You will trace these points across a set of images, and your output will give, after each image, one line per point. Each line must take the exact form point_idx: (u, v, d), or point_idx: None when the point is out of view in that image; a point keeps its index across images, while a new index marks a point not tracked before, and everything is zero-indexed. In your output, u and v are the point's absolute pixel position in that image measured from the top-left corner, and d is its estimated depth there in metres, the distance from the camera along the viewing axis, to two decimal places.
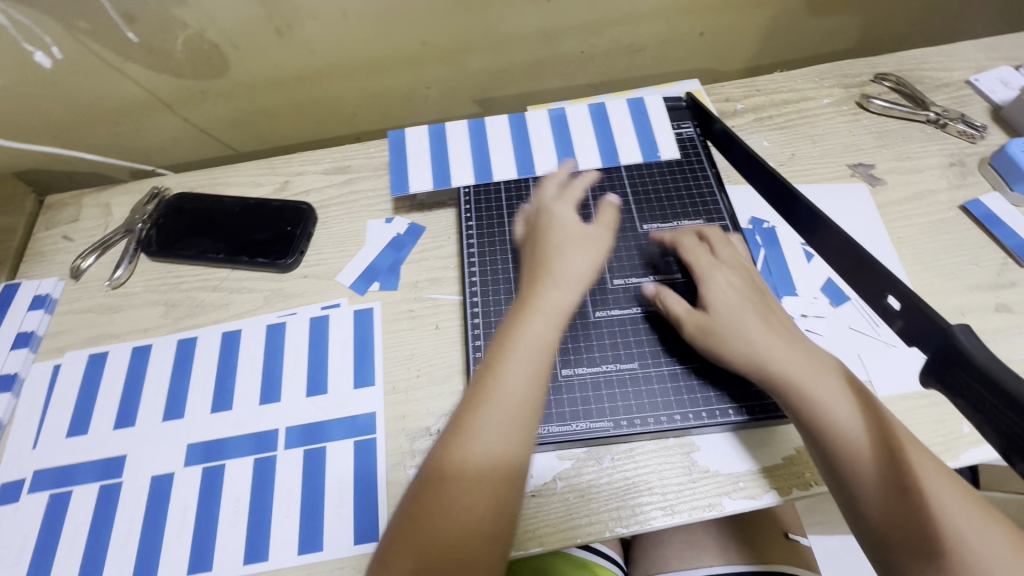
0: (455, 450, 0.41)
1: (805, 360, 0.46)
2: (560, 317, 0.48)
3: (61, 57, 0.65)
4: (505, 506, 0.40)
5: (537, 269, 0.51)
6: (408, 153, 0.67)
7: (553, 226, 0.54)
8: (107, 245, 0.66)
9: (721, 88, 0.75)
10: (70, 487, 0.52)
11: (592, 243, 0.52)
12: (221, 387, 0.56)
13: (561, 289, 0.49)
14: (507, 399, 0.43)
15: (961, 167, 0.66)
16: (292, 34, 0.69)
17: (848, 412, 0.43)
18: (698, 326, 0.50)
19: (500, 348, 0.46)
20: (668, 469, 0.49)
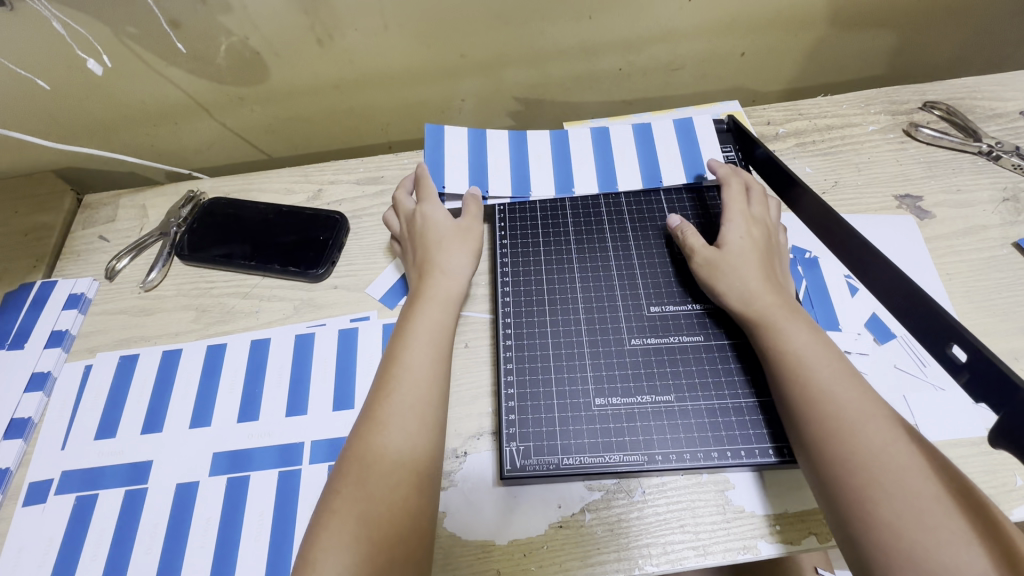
0: (369, 429, 0.45)
1: (790, 322, 0.47)
2: (451, 302, 0.54)
3: (110, 66, 0.66)
4: (421, 471, 0.44)
5: (423, 266, 0.56)
6: (445, 150, 0.67)
7: (429, 227, 0.58)
8: (142, 246, 0.67)
9: (762, 111, 0.74)
10: (97, 490, 0.52)
11: (463, 239, 0.58)
12: (249, 395, 0.56)
13: (447, 279, 0.55)
14: (414, 375, 0.47)
15: (1015, 202, 0.63)
16: (332, 44, 0.69)
17: (827, 377, 0.43)
18: (707, 259, 0.54)
19: (400, 339, 0.50)
20: (701, 507, 0.48)
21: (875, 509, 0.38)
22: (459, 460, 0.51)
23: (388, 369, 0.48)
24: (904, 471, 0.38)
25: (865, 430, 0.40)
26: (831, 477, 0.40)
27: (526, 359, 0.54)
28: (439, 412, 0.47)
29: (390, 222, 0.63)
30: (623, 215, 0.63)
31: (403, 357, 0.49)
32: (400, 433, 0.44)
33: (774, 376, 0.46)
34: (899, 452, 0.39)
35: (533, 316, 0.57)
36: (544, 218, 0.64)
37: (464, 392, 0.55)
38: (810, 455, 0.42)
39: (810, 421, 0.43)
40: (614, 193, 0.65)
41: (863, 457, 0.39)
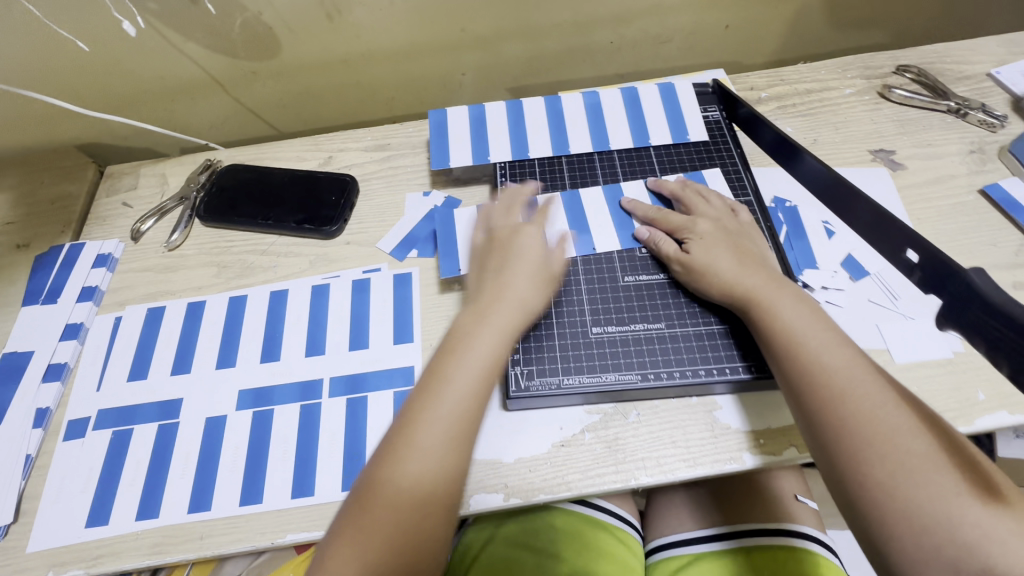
0: (398, 454, 0.44)
1: (784, 296, 0.50)
2: (511, 331, 0.51)
3: (144, 27, 0.69)
4: (433, 511, 0.43)
5: (493, 277, 0.54)
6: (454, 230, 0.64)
7: (516, 248, 0.56)
8: (164, 210, 0.71)
9: (746, 78, 0.78)
10: (131, 426, 0.56)
11: (539, 277, 0.55)
12: (270, 340, 0.60)
13: (513, 309, 0.52)
14: (449, 412, 0.46)
15: (981, 154, 0.68)
16: (341, 19, 0.73)
17: (819, 347, 0.46)
18: (683, 265, 0.55)
19: (444, 360, 0.49)
20: (691, 425, 0.52)
21: (871, 470, 0.40)
22: None
23: (430, 385, 0.47)
24: (898, 432, 0.41)
25: (857, 394, 0.43)
26: (828, 443, 0.43)
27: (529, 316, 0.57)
28: (460, 453, 0.45)
29: (473, 242, 0.60)
30: (615, 169, 0.66)
31: (447, 376, 0.47)
32: (417, 469, 0.43)
33: (768, 347, 0.48)
34: (893, 414, 0.42)
35: None
36: (541, 172, 0.67)
37: None
38: (807, 421, 0.45)
39: (804, 390, 0.45)
40: (607, 150, 0.68)
41: (856, 421, 0.42)
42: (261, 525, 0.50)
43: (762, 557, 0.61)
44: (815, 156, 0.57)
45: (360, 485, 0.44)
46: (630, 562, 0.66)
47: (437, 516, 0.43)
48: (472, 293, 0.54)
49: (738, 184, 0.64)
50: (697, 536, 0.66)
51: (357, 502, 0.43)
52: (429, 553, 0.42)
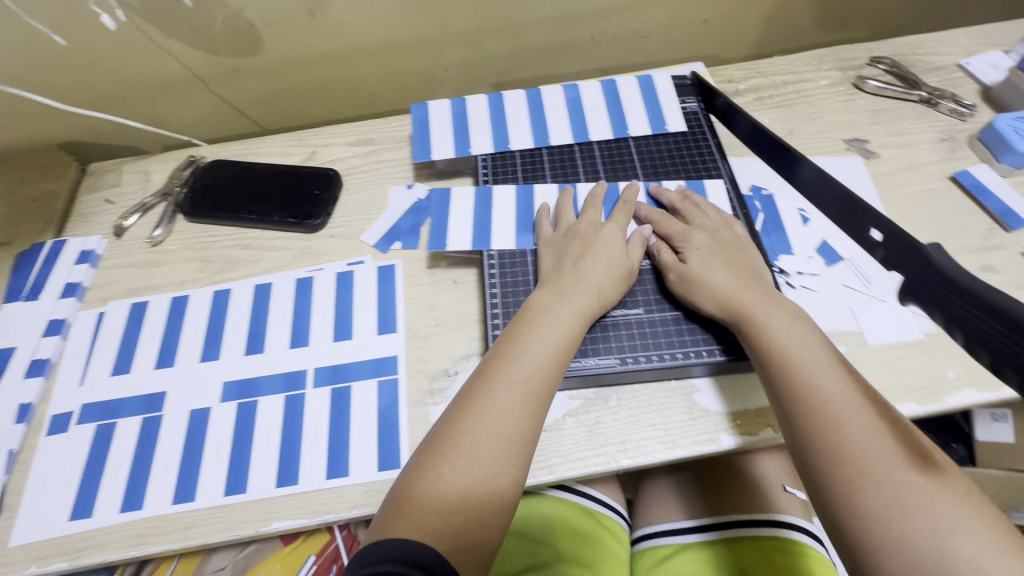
0: (468, 418, 0.45)
1: (781, 317, 0.49)
2: (587, 313, 0.52)
3: (124, 20, 0.69)
4: (503, 469, 0.44)
5: (573, 263, 0.55)
6: (452, 207, 0.64)
7: (596, 238, 0.57)
8: (147, 206, 0.71)
9: (724, 70, 0.79)
10: (114, 419, 0.56)
11: (621, 267, 0.55)
12: (254, 333, 0.61)
13: (592, 293, 0.53)
14: (513, 381, 0.47)
15: (951, 142, 0.70)
16: (323, 15, 0.74)
17: (816, 372, 0.46)
18: (679, 275, 0.55)
19: (519, 331, 0.51)
20: (670, 408, 0.53)
21: (863, 498, 0.40)
22: (450, 378, 0.56)
23: (504, 349, 0.49)
24: (892, 461, 0.40)
25: (849, 420, 0.43)
26: (818, 468, 0.42)
27: (510, 310, 0.57)
28: (533, 415, 0.46)
29: (543, 230, 0.60)
30: (595, 160, 0.67)
31: (522, 343, 0.49)
32: (491, 426, 0.45)
33: (763, 371, 0.48)
34: (888, 444, 0.41)
35: (518, 268, 0.60)
36: (523, 163, 0.68)
37: (454, 320, 0.60)
38: (798, 444, 0.44)
39: (799, 415, 0.45)
40: (588, 141, 0.69)
41: (847, 448, 0.42)
42: (246, 514, 0.50)
43: (745, 545, 0.62)
44: (809, 160, 0.54)
45: (427, 446, 0.45)
46: (614, 549, 0.67)
47: (508, 473, 0.44)
48: (546, 277, 0.56)
49: (716, 172, 0.65)
50: (681, 527, 0.67)
51: (426, 461, 0.44)
52: (496, 510, 0.43)
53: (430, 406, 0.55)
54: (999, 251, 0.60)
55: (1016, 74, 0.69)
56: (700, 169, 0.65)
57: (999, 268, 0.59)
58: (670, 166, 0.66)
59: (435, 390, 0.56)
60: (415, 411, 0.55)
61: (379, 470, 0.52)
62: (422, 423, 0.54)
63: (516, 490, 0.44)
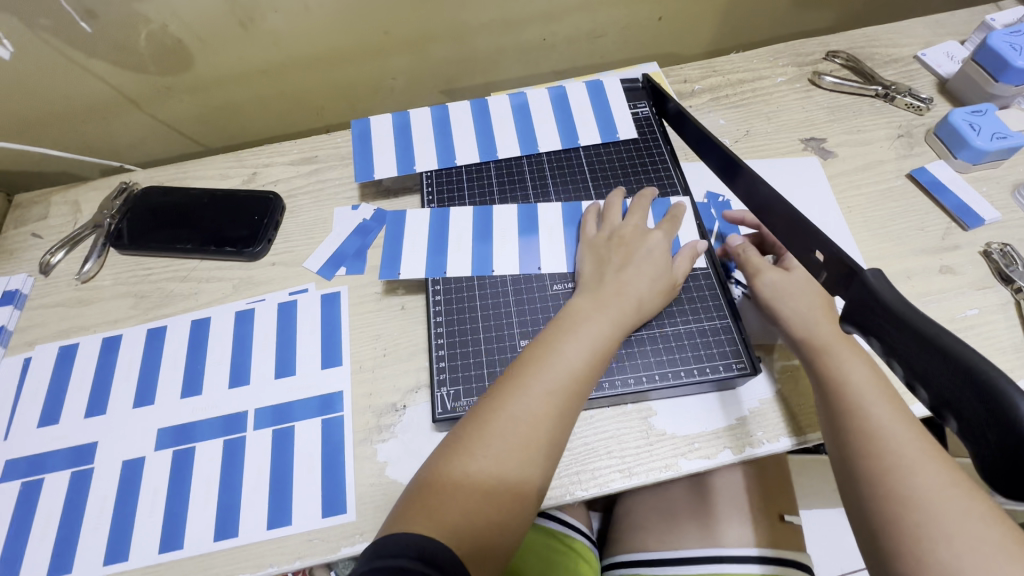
0: (496, 413, 0.44)
1: (849, 357, 0.48)
2: (623, 320, 0.50)
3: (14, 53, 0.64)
4: (524, 477, 0.42)
5: (615, 273, 0.52)
6: (405, 234, 0.61)
7: (640, 246, 0.54)
8: (76, 240, 0.67)
9: (679, 70, 0.77)
10: (42, 475, 0.53)
11: (663, 282, 0.53)
12: (192, 372, 0.57)
13: (633, 307, 0.51)
14: (546, 382, 0.45)
15: (909, 138, 0.68)
16: (255, 27, 0.70)
17: (887, 417, 0.44)
18: (772, 282, 0.54)
19: (556, 331, 0.49)
20: (625, 434, 0.51)
21: (933, 548, 0.37)
22: (398, 413, 0.54)
23: (541, 349, 0.47)
24: (965, 517, 0.37)
25: (923, 468, 0.40)
26: (879, 511, 0.40)
27: (456, 339, 0.54)
28: (564, 420, 0.45)
29: (587, 229, 0.58)
30: (545, 173, 0.65)
31: (556, 351, 0.47)
32: (523, 424, 0.43)
33: (828, 405, 0.47)
34: (960, 498, 0.38)
35: (464, 294, 0.57)
36: (469, 179, 0.65)
37: (402, 350, 0.57)
38: (859, 487, 0.42)
39: (857, 458, 0.43)
40: (537, 153, 0.66)
41: (918, 493, 0.39)
42: (182, 571, 0.48)
43: None
44: (761, 177, 0.49)
45: (448, 441, 0.44)
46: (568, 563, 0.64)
47: (533, 479, 0.42)
48: (585, 280, 0.53)
49: (669, 181, 0.63)
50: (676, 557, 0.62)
51: (444, 455, 0.43)
52: (512, 515, 0.41)
53: (377, 443, 0.52)
54: (957, 252, 0.59)
55: (971, 66, 0.68)
56: (652, 178, 0.63)
57: (958, 268, 0.58)
58: (622, 176, 0.64)
59: (382, 427, 0.53)
60: (362, 450, 0.52)
61: (323, 516, 0.49)
62: (369, 463, 0.51)
63: (538, 495, 0.43)
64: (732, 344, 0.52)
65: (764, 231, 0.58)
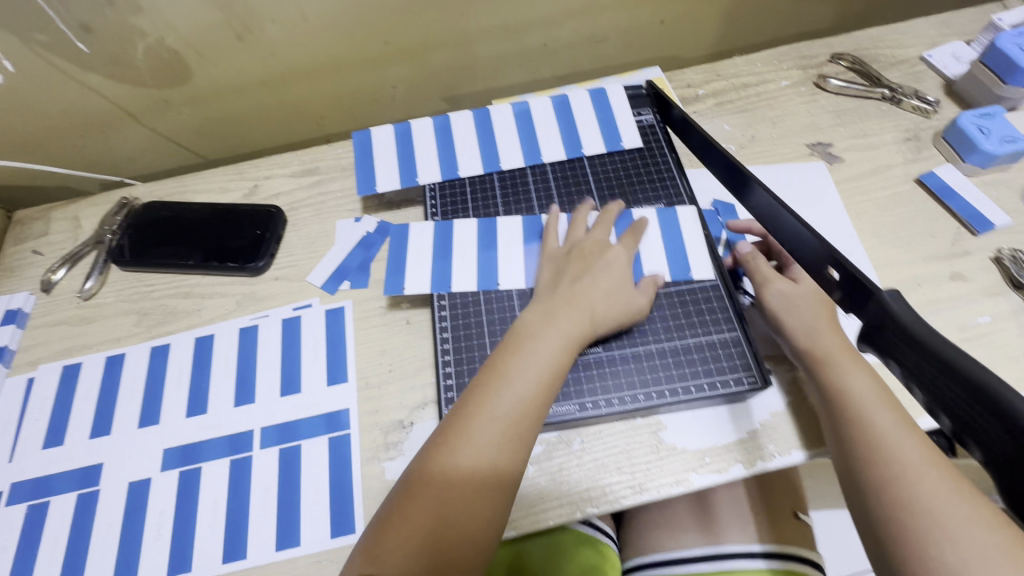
0: (453, 433, 0.43)
1: (851, 366, 0.47)
2: (576, 334, 0.49)
3: (14, 70, 0.64)
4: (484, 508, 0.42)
5: (569, 285, 0.52)
6: (408, 251, 0.60)
7: (597, 260, 0.54)
8: (77, 257, 0.66)
9: (682, 75, 0.76)
10: (48, 498, 0.52)
11: (618, 296, 0.52)
12: (196, 391, 0.57)
13: (585, 319, 0.50)
14: (502, 401, 0.44)
15: (916, 141, 0.67)
16: (253, 38, 0.69)
17: (888, 423, 0.43)
18: (782, 291, 0.53)
19: (510, 346, 0.48)
20: (636, 448, 0.51)
21: (940, 553, 0.36)
22: (405, 430, 0.53)
23: (498, 363, 0.47)
24: (969, 522, 0.37)
25: (927, 474, 0.40)
26: (886, 518, 0.39)
27: (464, 356, 0.54)
28: (519, 445, 0.44)
29: (549, 242, 0.58)
30: (549, 184, 0.64)
31: (506, 375, 0.46)
32: (476, 445, 0.43)
33: (832, 414, 0.46)
34: (964, 504, 0.38)
35: (470, 309, 0.56)
36: (473, 190, 0.64)
37: (408, 366, 0.57)
38: (864, 495, 0.42)
39: (861, 466, 0.43)
40: (540, 164, 0.65)
41: (922, 500, 0.39)
42: None
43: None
44: (765, 185, 0.49)
45: (409, 475, 0.43)
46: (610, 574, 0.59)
47: (488, 502, 0.42)
48: (540, 291, 0.54)
49: (674, 190, 0.62)
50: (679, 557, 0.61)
51: (404, 491, 0.42)
52: (478, 547, 0.41)
53: (385, 461, 0.52)
54: (968, 258, 0.59)
55: (978, 68, 0.67)
56: (658, 187, 0.63)
57: (969, 275, 0.58)
58: (627, 187, 0.63)
59: (389, 445, 0.53)
60: (369, 469, 0.52)
61: (332, 537, 0.49)
62: (377, 482, 0.51)
63: (497, 516, 0.42)
64: (742, 358, 0.52)
65: (770, 241, 0.58)
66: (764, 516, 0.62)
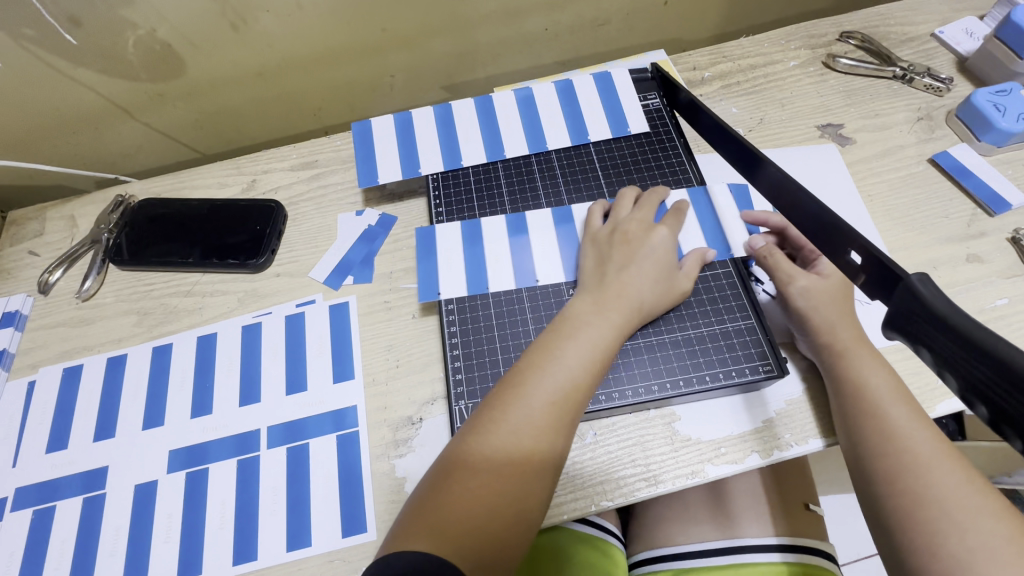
0: (492, 412, 0.43)
1: (869, 361, 0.46)
2: (623, 320, 0.48)
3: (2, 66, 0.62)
4: (527, 492, 0.40)
5: (616, 272, 0.51)
6: (438, 258, 0.58)
7: (642, 244, 0.53)
8: (74, 257, 0.65)
9: (687, 57, 0.74)
10: (53, 502, 0.52)
11: (667, 282, 0.51)
12: (201, 391, 0.56)
13: (635, 308, 0.49)
14: (545, 382, 0.44)
15: (929, 120, 0.66)
16: (247, 28, 0.67)
17: (904, 417, 0.43)
18: (803, 291, 0.51)
19: (553, 332, 0.48)
20: (650, 440, 0.50)
21: (946, 542, 0.36)
22: (414, 426, 0.52)
23: (542, 347, 0.46)
24: (978, 513, 0.36)
25: (942, 466, 0.39)
26: (897, 509, 0.39)
27: (472, 350, 0.53)
28: (566, 430, 0.43)
29: (590, 223, 0.56)
30: (555, 172, 0.63)
31: (551, 356, 0.45)
32: (519, 424, 0.42)
33: (845, 407, 0.45)
34: (974, 495, 0.37)
35: (478, 303, 0.55)
36: (476, 180, 0.63)
37: (415, 361, 0.56)
38: (875, 487, 0.41)
39: (872, 458, 0.42)
40: (545, 151, 0.64)
41: (935, 491, 0.38)
42: None
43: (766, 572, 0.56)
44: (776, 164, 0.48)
45: (448, 454, 0.42)
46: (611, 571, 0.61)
47: (528, 484, 0.41)
48: (584, 280, 0.52)
49: (684, 175, 0.61)
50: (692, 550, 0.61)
51: (444, 469, 0.41)
52: (519, 531, 0.39)
53: (395, 459, 0.51)
54: (984, 239, 0.57)
55: (993, 44, 0.65)
56: (666, 173, 0.61)
57: (986, 257, 0.56)
58: (634, 173, 0.62)
59: (399, 441, 0.52)
60: (379, 466, 0.51)
61: (343, 537, 0.48)
62: (387, 480, 0.50)
63: (534, 501, 0.40)
64: (757, 345, 0.51)
65: (788, 230, 0.55)
66: (779, 509, 0.61)
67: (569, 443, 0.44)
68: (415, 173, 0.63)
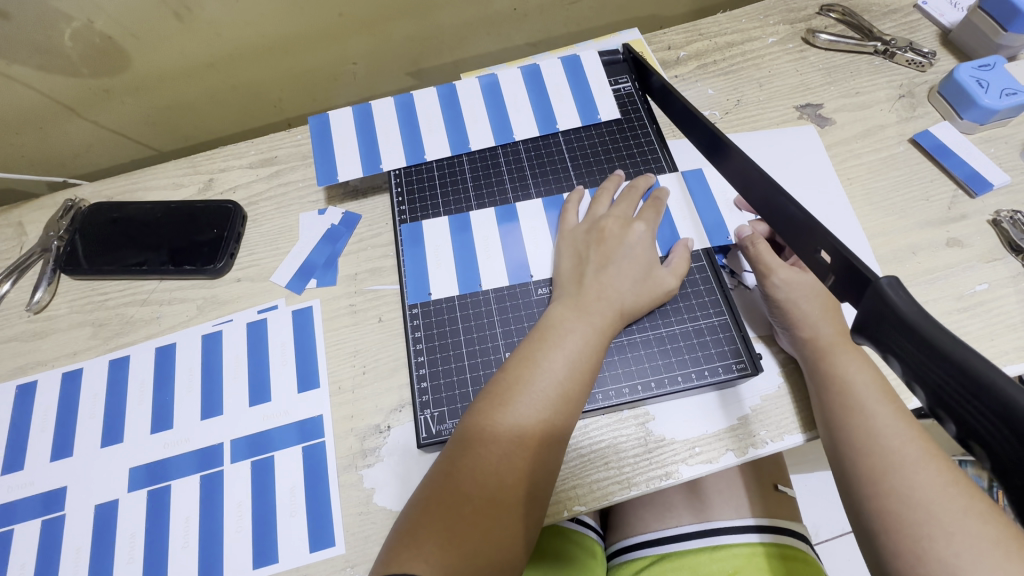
0: (482, 426, 0.42)
1: (851, 359, 0.45)
2: (608, 325, 0.47)
3: None
4: (526, 503, 0.40)
5: (594, 273, 0.49)
6: (427, 250, 0.56)
7: (620, 242, 0.51)
8: (24, 267, 0.62)
9: (663, 35, 0.71)
10: (11, 526, 0.50)
11: (649, 281, 0.49)
12: (160, 406, 0.54)
13: (616, 311, 0.47)
14: (534, 396, 0.42)
15: (910, 98, 0.63)
16: (193, 17, 0.62)
17: (886, 418, 0.41)
18: (787, 277, 0.49)
19: (539, 339, 0.46)
20: (623, 442, 0.48)
21: (932, 546, 0.35)
22: (382, 434, 0.51)
23: (529, 355, 0.45)
24: (963, 514, 0.35)
25: (926, 466, 0.38)
26: (881, 511, 0.38)
27: (438, 356, 0.52)
28: (560, 439, 0.42)
29: (573, 214, 0.55)
30: (521, 164, 0.60)
31: (538, 367, 0.44)
32: (510, 439, 0.41)
33: (827, 407, 0.44)
34: (959, 496, 0.36)
35: (444, 305, 0.54)
36: (441, 174, 0.61)
37: (382, 367, 0.54)
38: (860, 488, 0.40)
39: (856, 459, 0.41)
40: (512, 142, 0.61)
41: (920, 492, 0.37)
42: None
43: (739, 556, 0.55)
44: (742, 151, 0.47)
45: (438, 474, 0.41)
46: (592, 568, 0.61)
47: (523, 498, 0.40)
48: (563, 280, 0.50)
49: (655, 163, 0.59)
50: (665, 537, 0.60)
51: (437, 488, 0.40)
52: (517, 544, 0.39)
53: (363, 469, 0.50)
54: (964, 222, 0.56)
55: (977, 15, 0.63)
56: (637, 161, 0.59)
57: (965, 240, 0.55)
58: (603, 162, 0.59)
59: (367, 451, 0.50)
60: (347, 477, 0.49)
61: (310, 552, 0.47)
62: (356, 490, 0.49)
63: (527, 516, 0.40)
64: (730, 343, 0.50)
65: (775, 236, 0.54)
66: (752, 491, 0.61)
67: (562, 453, 0.43)
68: (376, 168, 0.60)
